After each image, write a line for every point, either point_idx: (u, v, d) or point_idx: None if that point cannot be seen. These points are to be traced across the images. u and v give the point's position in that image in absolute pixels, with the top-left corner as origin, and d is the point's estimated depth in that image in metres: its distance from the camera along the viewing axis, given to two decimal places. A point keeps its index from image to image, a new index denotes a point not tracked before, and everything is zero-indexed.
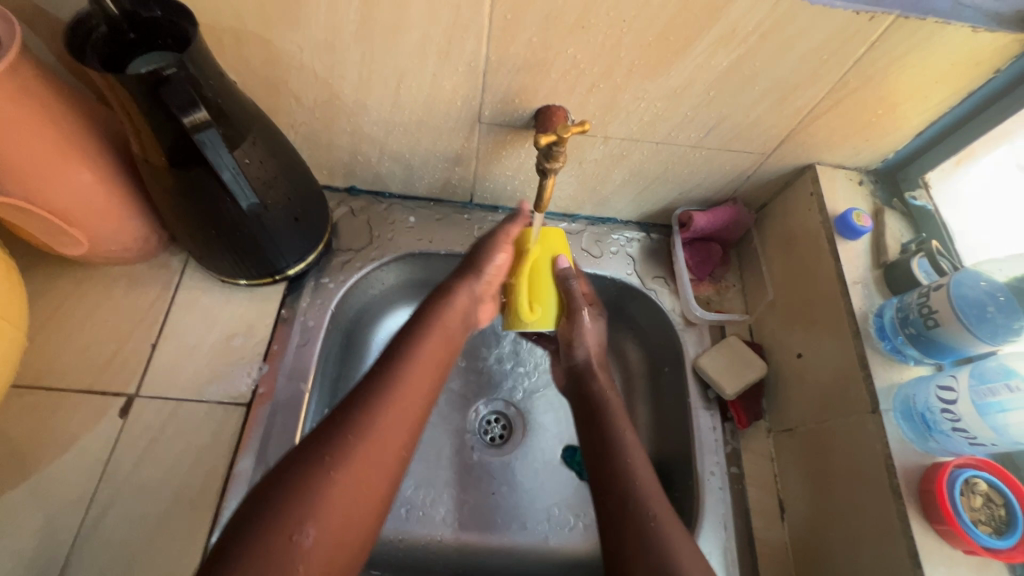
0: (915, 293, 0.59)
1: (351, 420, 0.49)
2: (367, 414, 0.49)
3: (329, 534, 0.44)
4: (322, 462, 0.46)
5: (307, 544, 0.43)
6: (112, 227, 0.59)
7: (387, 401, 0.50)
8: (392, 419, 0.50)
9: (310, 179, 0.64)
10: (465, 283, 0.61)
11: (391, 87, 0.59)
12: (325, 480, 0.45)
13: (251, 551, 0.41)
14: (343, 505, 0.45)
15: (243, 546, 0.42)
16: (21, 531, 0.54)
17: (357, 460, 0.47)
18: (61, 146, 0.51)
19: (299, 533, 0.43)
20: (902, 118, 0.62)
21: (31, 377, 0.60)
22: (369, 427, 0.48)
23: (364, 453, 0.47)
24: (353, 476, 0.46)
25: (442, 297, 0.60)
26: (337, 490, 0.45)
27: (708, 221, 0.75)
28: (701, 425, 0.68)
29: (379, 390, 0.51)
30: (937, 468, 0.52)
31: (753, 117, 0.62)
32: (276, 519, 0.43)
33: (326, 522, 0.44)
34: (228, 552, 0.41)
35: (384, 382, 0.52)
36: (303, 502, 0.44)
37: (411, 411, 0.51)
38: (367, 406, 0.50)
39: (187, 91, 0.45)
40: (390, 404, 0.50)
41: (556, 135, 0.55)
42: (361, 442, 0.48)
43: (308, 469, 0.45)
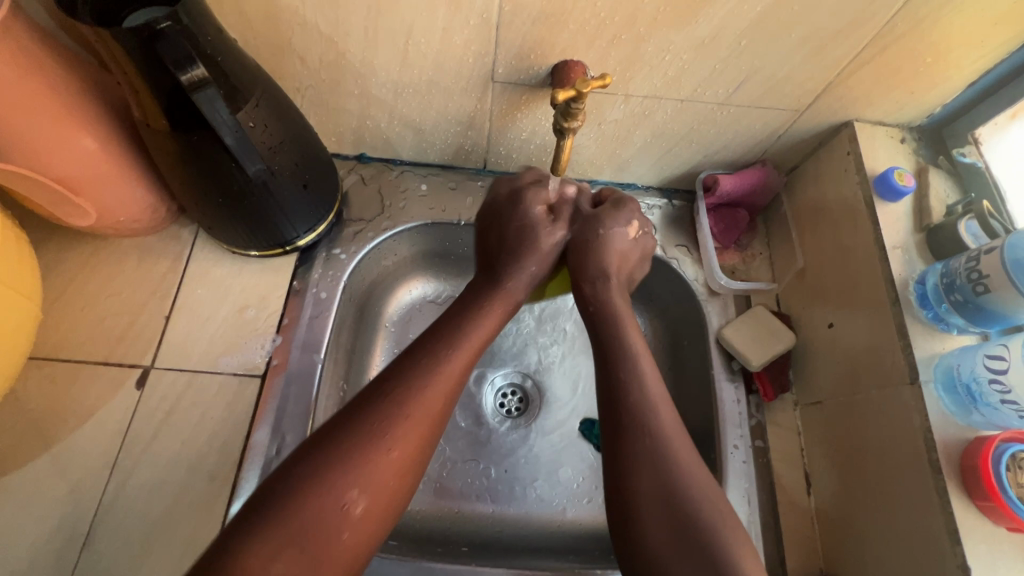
0: (963, 257, 0.54)
1: (408, 389, 0.46)
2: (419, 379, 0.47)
3: (374, 506, 0.42)
4: (371, 430, 0.44)
5: (354, 514, 0.41)
6: (119, 197, 0.58)
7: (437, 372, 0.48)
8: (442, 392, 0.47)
9: (318, 145, 0.62)
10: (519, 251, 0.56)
11: (399, 44, 0.56)
12: (381, 450, 0.43)
13: (297, 514, 0.40)
14: (390, 478, 0.43)
15: (285, 508, 0.40)
16: (47, 500, 0.54)
17: (410, 436, 0.45)
18: (62, 111, 0.49)
19: (349, 502, 0.41)
20: (953, 66, 0.57)
21: (48, 349, 0.60)
22: (423, 397, 0.46)
23: (414, 423, 0.45)
24: (403, 447, 0.44)
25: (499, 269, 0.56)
26: (387, 463, 0.43)
27: (735, 184, 0.71)
28: (725, 397, 0.66)
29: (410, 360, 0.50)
30: (982, 442, 0.49)
31: (788, 69, 0.57)
32: (327, 487, 0.41)
33: (376, 492, 0.42)
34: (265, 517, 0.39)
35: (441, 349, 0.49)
36: (351, 472, 0.42)
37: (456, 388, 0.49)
38: (418, 376, 0.47)
39: (182, 45, 0.43)
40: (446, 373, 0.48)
41: (573, 91, 0.52)
42: (409, 414, 0.45)
43: (359, 443, 0.43)
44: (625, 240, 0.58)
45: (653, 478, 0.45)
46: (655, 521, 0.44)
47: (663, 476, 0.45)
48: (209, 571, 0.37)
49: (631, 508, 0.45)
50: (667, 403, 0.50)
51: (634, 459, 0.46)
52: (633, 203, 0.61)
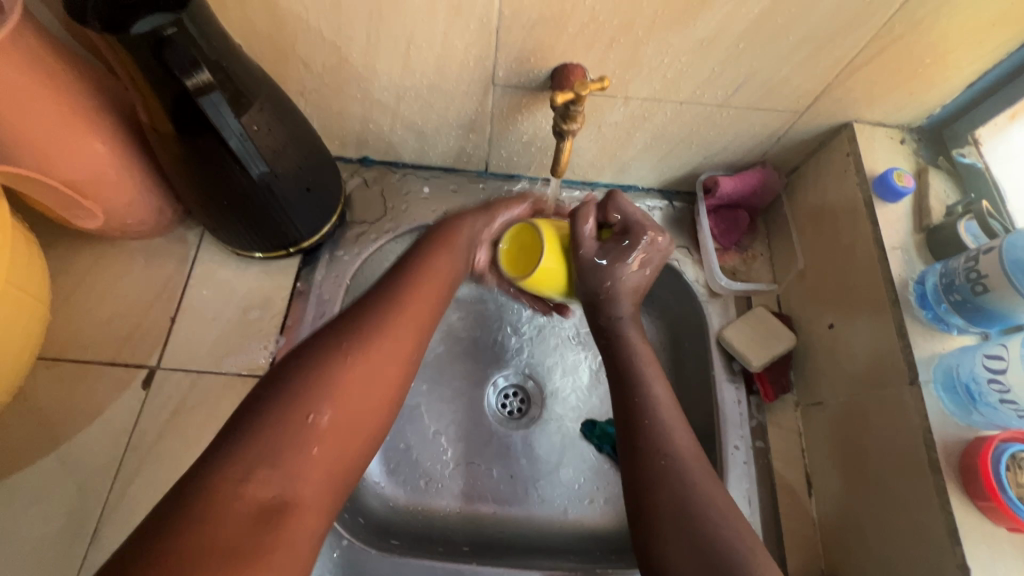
0: (963, 256, 0.54)
1: (366, 317, 0.47)
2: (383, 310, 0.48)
3: (343, 417, 0.43)
4: (336, 347, 0.45)
5: (321, 425, 0.42)
6: (126, 199, 0.59)
7: (403, 296, 0.50)
8: (409, 314, 0.49)
9: (322, 148, 0.63)
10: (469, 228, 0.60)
11: (401, 48, 0.57)
12: (341, 365, 0.44)
13: (263, 431, 0.40)
14: (356, 395, 0.44)
15: (257, 424, 0.40)
16: (55, 497, 0.55)
17: (370, 355, 0.45)
18: (71, 115, 0.50)
19: (316, 413, 0.42)
20: (952, 67, 0.57)
21: (56, 350, 0.61)
22: (385, 323, 0.47)
23: (375, 346, 0.46)
24: (368, 366, 0.45)
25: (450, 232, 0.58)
26: (350, 380, 0.44)
27: (734, 186, 0.71)
28: (725, 398, 0.66)
29: None
30: (981, 442, 0.49)
31: (786, 70, 0.57)
32: (292, 402, 0.42)
33: (342, 405, 0.43)
34: (237, 435, 0.40)
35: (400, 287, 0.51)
36: (317, 388, 0.43)
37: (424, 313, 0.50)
38: (382, 303, 0.49)
39: (188, 51, 0.44)
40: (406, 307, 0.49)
41: (573, 94, 0.52)
42: (377, 334, 0.46)
43: (322, 361, 0.44)
44: (635, 278, 0.57)
45: (669, 494, 0.46)
46: (673, 537, 0.44)
47: (681, 494, 0.46)
48: (181, 490, 0.37)
49: (651, 526, 0.46)
50: (682, 427, 0.51)
51: (654, 481, 0.47)
52: (643, 242, 0.56)
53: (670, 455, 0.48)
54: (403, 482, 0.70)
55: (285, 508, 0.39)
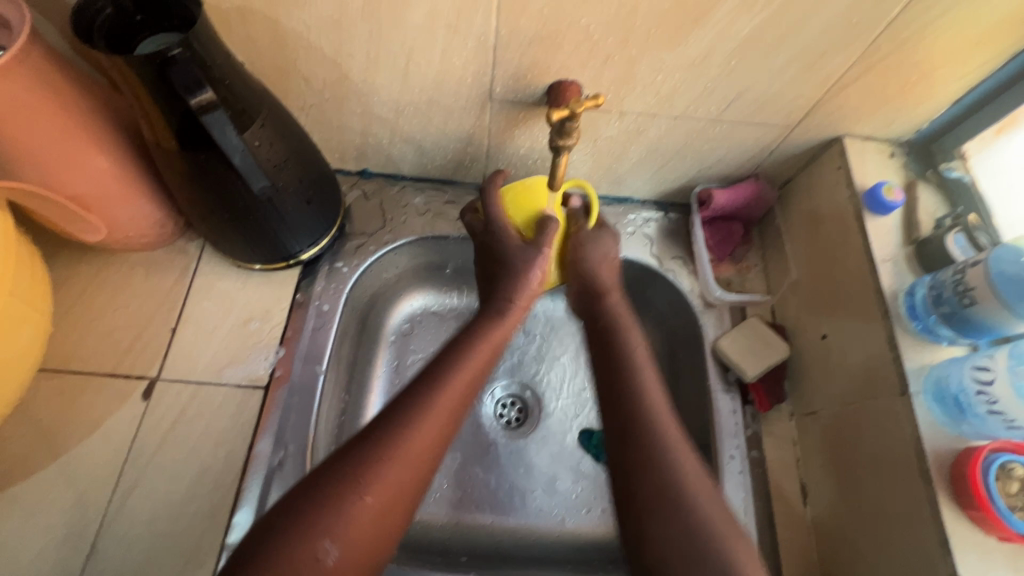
0: (950, 269, 0.56)
1: (390, 436, 0.45)
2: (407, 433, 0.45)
3: (350, 557, 0.41)
4: (354, 484, 0.43)
5: (328, 565, 0.40)
6: (128, 213, 0.59)
7: (429, 416, 0.47)
8: (429, 441, 0.46)
9: (322, 162, 0.64)
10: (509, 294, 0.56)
11: (400, 65, 0.58)
12: (356, 501, 0.42)
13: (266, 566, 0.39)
14: (369, 528, 0.42)
15: (264, 560, 0.39)
16: (53, 509, 0.56)
17: (391, 485, 0.44)
18: (76, 133, 0.51)
19: (324, 554, 0.40)
20: (939, 84, 0.59)
21: (57, 361, 0.62)
22: (410, 444, 0.45)
23: (396, 474, 0.44)
24: (383, 498, 0.43)
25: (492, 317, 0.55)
26: (363, 513, 0.42)
27: (729, 198, 0.73)
28: (721, 408, 0.67)
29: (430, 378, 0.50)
30: (971, 452, 0.50)
31: (777, 87, 0.59)
32: (302, 537, 0.40)
33: (352, 543, 0.41)
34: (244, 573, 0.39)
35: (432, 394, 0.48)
36: (329, 519, 0.41)
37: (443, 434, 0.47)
38: (406, 422, 0.46)
39: (193, 71, 0.45)
40: (434, 422, 0.47)
41: (569, 110, 0.54)
42: (395, 463, 0.44)
43: (339, 494, 0.42)
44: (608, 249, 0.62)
45: (657, 492, 0.45)
46: (656, 517, 0.45)
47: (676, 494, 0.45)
48: None
49: (639, 518, 0.45)
50: None
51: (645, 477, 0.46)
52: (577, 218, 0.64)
53: (661, 449, 0.47)
54: None
55: None
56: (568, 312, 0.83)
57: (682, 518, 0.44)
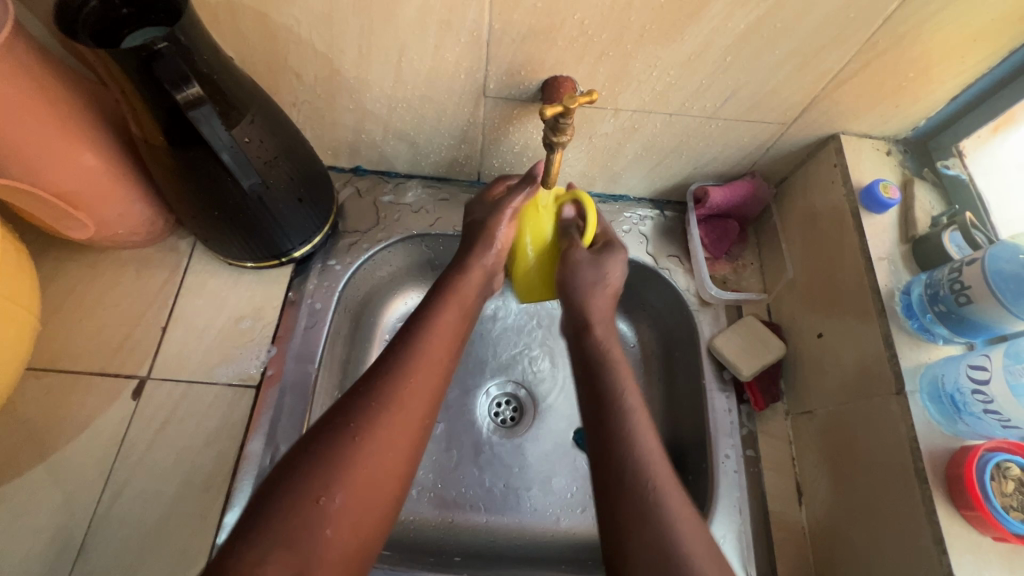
0: (947, 267, 0.55)
1: (374, 386, 0.47)
2: (393, 388, 0.47)
3: (355, 501, 0.42)
4: (349, 426, 0.45)
5: (332, 509, 0.41)
6: (117, 210, 0.59)
7: (411, 373, 0.49)
8: (415, 387, 0.48)
9: (314, 159, 0.63)
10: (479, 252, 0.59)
11: (392, 60, 0.57)
12: (350, 445, 0.44)
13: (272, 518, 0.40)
14: (368, 469, 0.44)
15: (267, 511, 0.40)
16: (41, 510, 0.55)
17: (383, 430, 0.45)
18: (63, 128, 0.50)
19: (325, 497, 0.41)
20: (935, 81, 0.58)
21: (45, 361, 0.61)
22: (397, 395, 0.47)
23: (384, 418, 0.46)
24: (376, 441, 0.45)
25: (458, 272, 0.58)
26: (360, 458, 0.43)
27: (724, 196, 0.72)
28: (716, 407, 0.66)
29: (407, 351, 0.50)
30: (967, 452, 0.50)
31: (773, 84, 0.58)
32: (303, 483, 0.41)
33: (354, 488, 0.42)
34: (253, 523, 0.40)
35: (408, 347, 0.51)
36: (327, 467, 0.42)
37: (430, 391, 0.49)
38: (390, 378, 0.48)
39: (178, 65, 0.44)
40: (415, 372, 0.49)
41: (561, 107, 0.52)
42: (387, 411, 0.46)
43: (333, 437, 0.44)
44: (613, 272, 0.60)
45: (636, 504, 0.46)
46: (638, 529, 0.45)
47: (653, 504, 0.46)
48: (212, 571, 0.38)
49: (620, 529, 0.45)
50: None
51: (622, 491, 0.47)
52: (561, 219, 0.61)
53: (636, 457, 0.48)
54: None
55: None
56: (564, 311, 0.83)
57: (657, 522, 0.45)
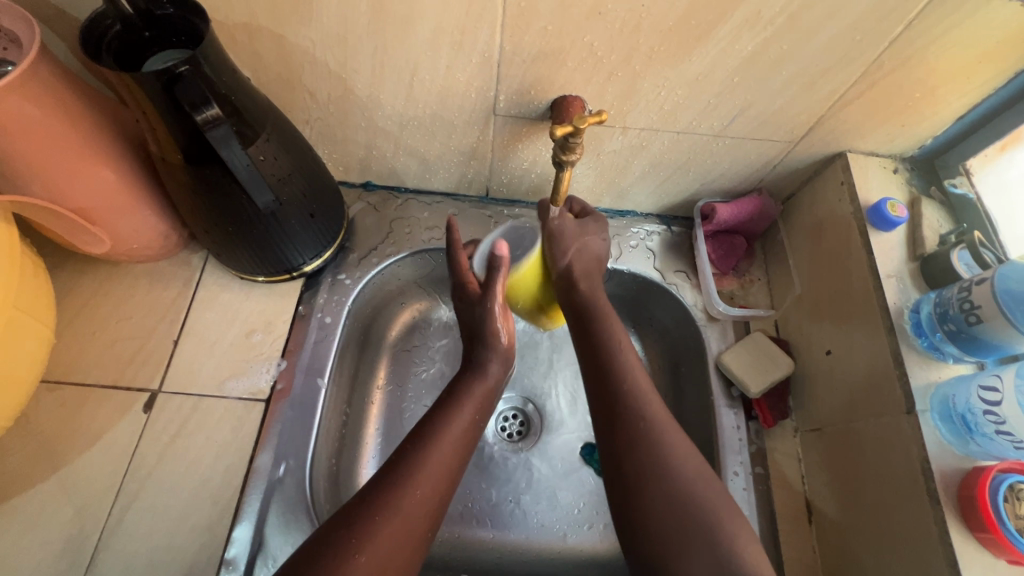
0: (956, 287, 0.55)
1: (378, 495, 0.47)
2: (395, 494, 0.47)
3: None
4: (350, 543, 0.44)
5: None
6: (132, 224, 0.60)
7: (413, 480, 0.49)
8: (419, 498, 0.48)
9: (326, 175, 0.64)
10: (488, 351, 0.60)
11: (405, 80, 0.58)
12: (351, 563, 0.43)
13: None
14: None
15: None
16: (51, 523, 0.55)
17: (382, 541, 0.45)
18: (83, 146, 0.52)
19: None
20: (941, 101, 0.59)
21: (59, 373, 0.62)
22: (399, 505, 0.47)
23: (387, 531, 0.45)
24: (377, 555, 0.44)
25: (476, 374, 0.59)
26: (360, 575, 0.43)
27: (731, 213, 0.73)
28: (725, 423, 0.66)
29: (414, 459, 0.50)
30: (979, 473, 0.49)
31: (780, 103, 0.59)
32: None
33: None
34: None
35: (417, 454, 0.50)
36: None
37: (433, 496, 0.49)
38: (392, 486, 0.48)
39: (198, 87, 0.45)
40: (421, 483, 0.49)
41: (571, 127, 0.54)
42: (387, 525, 0.45)
43: (334, 551, 0.43)
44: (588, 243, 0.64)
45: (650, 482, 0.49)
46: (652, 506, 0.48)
47: (667, 476, 0.49)
48: None
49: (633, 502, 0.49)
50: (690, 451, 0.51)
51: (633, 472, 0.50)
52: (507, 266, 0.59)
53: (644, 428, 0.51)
54: None
55: None
56: None
57: (673, 500, 0.48)
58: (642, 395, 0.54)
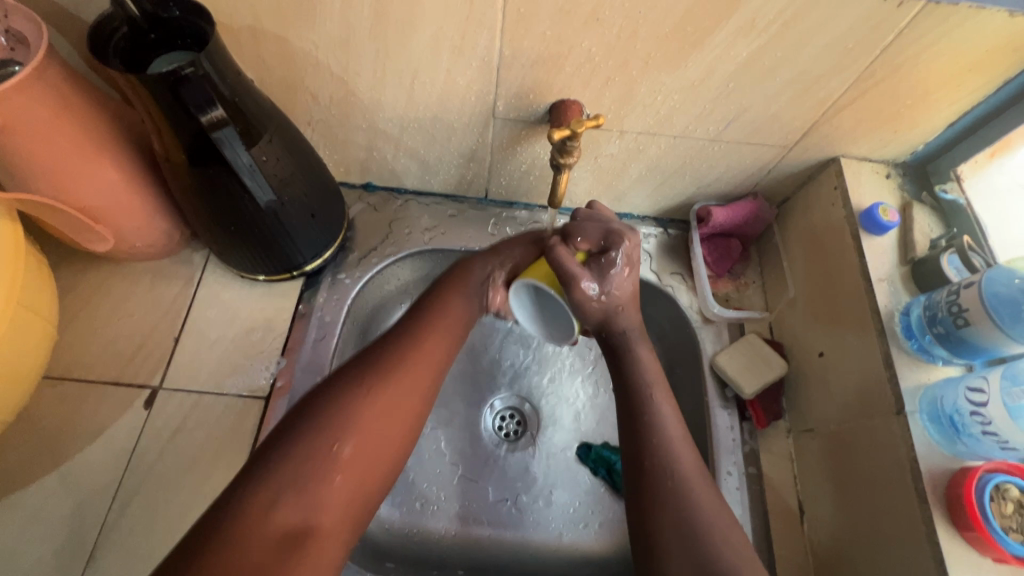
0: (945, 290, 0.56)
1: (389, 348, 0.51)
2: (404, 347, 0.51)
3: (363, 449, 0.46)
4: (359, 385, 0.48)
5: (343, 455, 0.45)
6: (136, 223, 0.60)
7: (421, 337, 0.52)
8: (429, 350, 0.52)
9: (328, 177, 0.65)
10: (493, 253, 0.60)
11: (405, 83, 0.59)
12: (363, 399, 0.47)
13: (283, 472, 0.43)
14: (377, 426, 0.47)
15: (283, 454, 0.44)
16: (53, 517, 0.56)
17: (392, 387, 0.49)
18: (88, 146, 0.52)
19: (338, 444, 0.45)
20: (933, 108, 0.60)
21: (60, 369, 0.62)
22: (408, 360, 0.50)
23: (400, 381, 0.49)
24: (387, 397, 0.48)
25: (483, 255, 0.60)
26: (373, 410, 0.47)
27: (727, 216, 0.74)
28: (719, 424, 0.67)
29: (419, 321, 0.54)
30: (966, 472, 0.50)
31: (775, 109, 0.60)
32: (313, 433, 0.45)
33: (364, 441, 0.46)
34: (266, 462, 0.44)
35: (426, 315, 0.54)
36: (340, 420, 0.46)
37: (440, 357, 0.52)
38: (402, 344, 0.51)
39: (205, 89, 0.46)
40: (431, 338, 0.53)
41: (569, 130, 0.55)
42: (395, 373, 0.49)
43: (347, 391, 0.47)
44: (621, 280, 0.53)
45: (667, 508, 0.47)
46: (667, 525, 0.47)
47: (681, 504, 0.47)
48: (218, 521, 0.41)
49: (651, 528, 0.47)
50: (685, 445, 0.51)
51: (621, 402, 0.54)
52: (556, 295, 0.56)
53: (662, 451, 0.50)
54: (399, 503, 0.70)
55: (301, 530, 0.43)
56: None
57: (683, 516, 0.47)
58: (654, 384, 0.53)
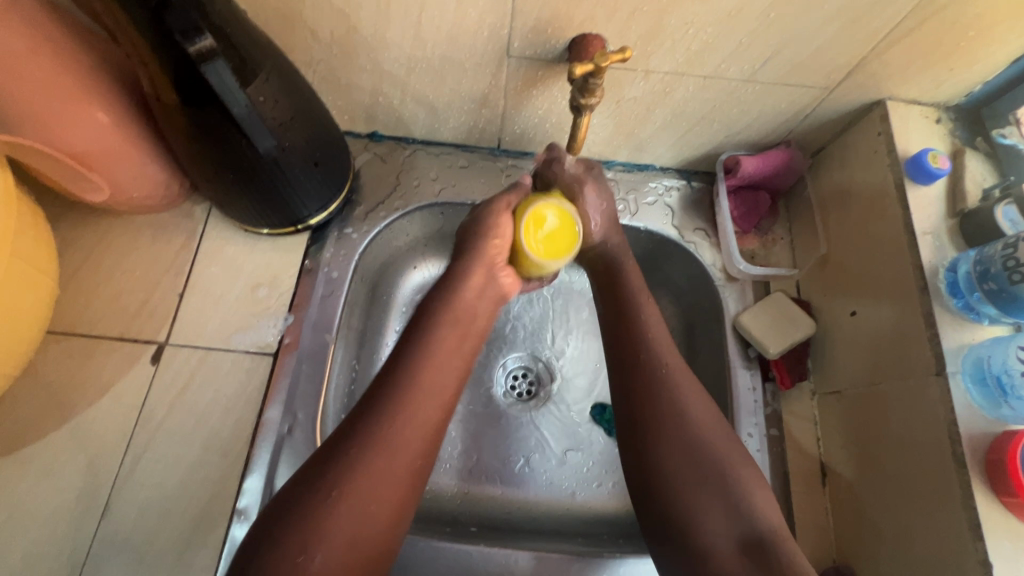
0: (1000, 243, 0.51)
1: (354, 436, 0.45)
2: (368, 430, 0.46)
3: (339, 552, 0.42)
4: (323, 484, 0.43)
5: (313, 567, 0.41)
6: (131, 171, 0.57)
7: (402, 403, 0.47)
8: (406, 427, 0.47)
9: (332, 124, 0.61)
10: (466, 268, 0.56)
11: (412, 16, 0.54)
12: (327, 501, 0.43)
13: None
14: (351, 519, 0.43)
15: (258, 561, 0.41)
16: (66, 471, 0.56)
17: (362, 482, 0.44)
18: (74, 85, 0.49)
19: (308, 554, 0.41)
20: (997, 41, 0.54)
21: (65, 324, 0.61)
22: (376, 443, 0.45)
23: (370, 472, 0.44)
24: (360, 490, 0.44)
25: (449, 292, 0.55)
26: (341, 509, 0.43)
27: (757, 166, 0.69)
28: (740, 384, 0.65)
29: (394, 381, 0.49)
30: (1010, 437, 0.47)
31: (819, 42, 0.54)
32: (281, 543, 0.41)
33: (333, 542, 0.42)
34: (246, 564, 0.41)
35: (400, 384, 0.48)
36: (307, 527, 0.42)
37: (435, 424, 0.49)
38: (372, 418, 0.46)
39: (190, 15, 0.43)
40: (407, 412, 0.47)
41: (592, 65, 0.50)
42: (364, 455, 0.45)
43: (308, 493, 0.43)
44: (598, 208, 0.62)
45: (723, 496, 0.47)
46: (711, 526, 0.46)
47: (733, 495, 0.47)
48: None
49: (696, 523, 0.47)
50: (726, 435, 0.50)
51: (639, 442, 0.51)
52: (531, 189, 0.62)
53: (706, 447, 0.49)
54: None
55: None
56: (576, 284, 0.81)
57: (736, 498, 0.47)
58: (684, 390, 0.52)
